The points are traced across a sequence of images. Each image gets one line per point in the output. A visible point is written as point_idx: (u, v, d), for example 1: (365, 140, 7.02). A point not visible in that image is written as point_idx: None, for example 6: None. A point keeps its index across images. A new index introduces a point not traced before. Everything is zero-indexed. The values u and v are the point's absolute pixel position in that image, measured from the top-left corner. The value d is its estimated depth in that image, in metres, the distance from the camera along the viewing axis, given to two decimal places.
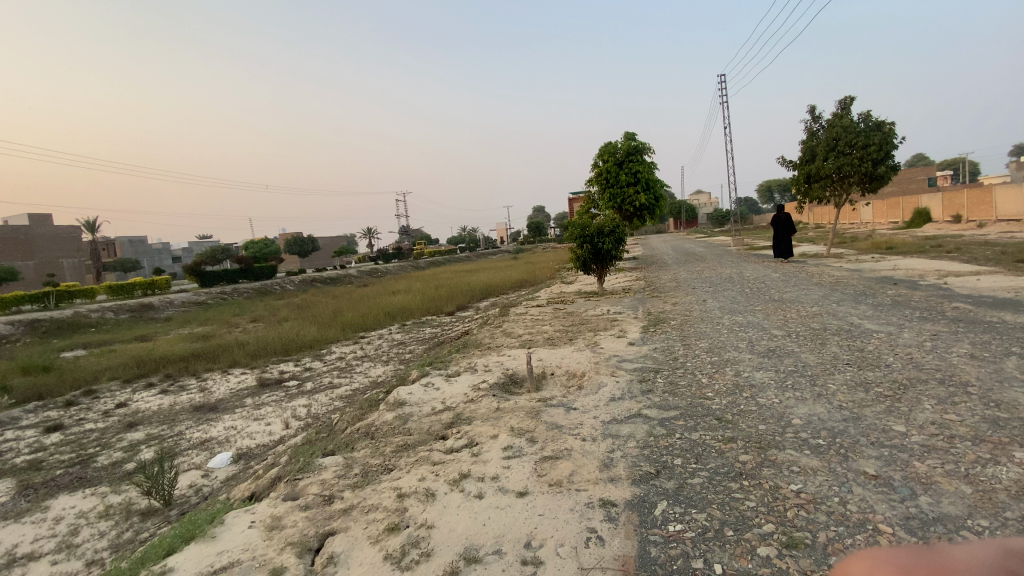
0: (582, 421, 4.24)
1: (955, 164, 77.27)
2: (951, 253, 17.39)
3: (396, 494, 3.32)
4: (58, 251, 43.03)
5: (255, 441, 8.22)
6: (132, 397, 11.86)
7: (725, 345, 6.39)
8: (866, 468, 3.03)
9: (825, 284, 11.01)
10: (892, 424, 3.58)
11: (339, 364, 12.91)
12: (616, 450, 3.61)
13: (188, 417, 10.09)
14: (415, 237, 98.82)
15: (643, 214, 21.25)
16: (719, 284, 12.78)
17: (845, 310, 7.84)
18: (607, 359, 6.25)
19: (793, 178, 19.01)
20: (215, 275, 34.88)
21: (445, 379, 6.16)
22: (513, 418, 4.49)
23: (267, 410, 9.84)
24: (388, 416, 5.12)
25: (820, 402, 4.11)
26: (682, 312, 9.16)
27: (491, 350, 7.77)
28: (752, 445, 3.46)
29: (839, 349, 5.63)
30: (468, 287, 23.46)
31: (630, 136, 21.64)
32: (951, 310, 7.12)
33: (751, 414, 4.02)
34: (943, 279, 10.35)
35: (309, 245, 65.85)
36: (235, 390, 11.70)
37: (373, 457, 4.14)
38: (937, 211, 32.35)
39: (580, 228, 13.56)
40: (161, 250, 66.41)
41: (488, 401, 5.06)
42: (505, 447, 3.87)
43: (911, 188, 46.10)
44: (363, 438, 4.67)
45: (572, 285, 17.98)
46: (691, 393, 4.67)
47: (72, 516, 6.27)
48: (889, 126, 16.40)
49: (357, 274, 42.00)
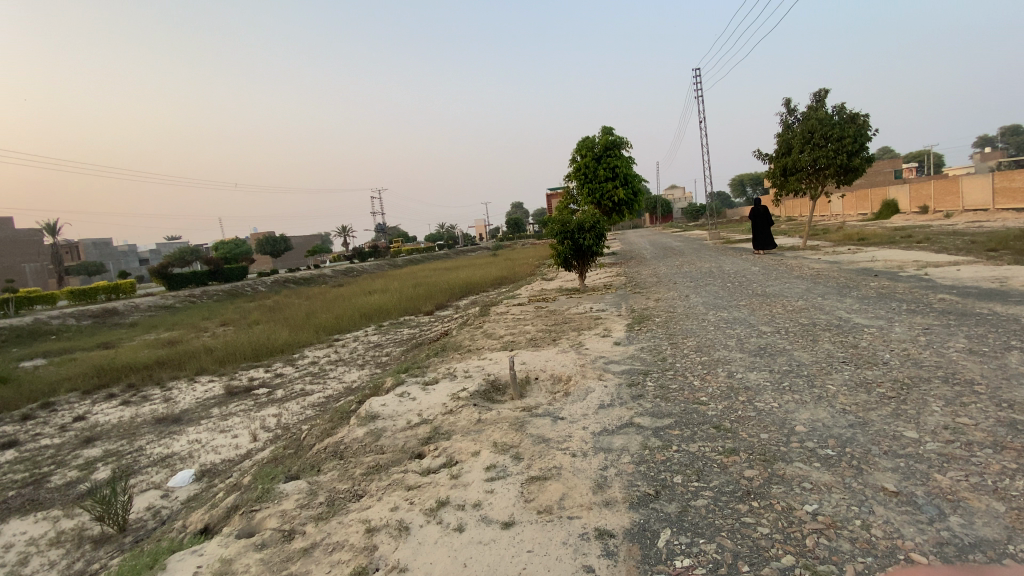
0: (571, 433, 3.91)
1: (920, 157, 79.52)
2: (922, 244, 17.62)
3: (365, 528, 2.94)
4: (18, 257, 41.07)
5: (221, 456, 7.70)
6: (91, 410, 11.12)
7: (714, 343, 6.14)
8: (884, 483, 2.77)
9: (807, 277, 10.92)
10: (905, 431, 3.34)
11: (312, 370, 12.36)
12: (609, 467, 3.28)
13: (150, 430, 9.47)
14: (392, 235, 97.44)
15: (622, 209, 21.10)
16: (701, 279, 12.63)
17: (832, 304, 7.69)
18: (594, 361, 5.94)
19: (770, 171, 19.03)
20: (183, 277, 33.61)
21: (421, 387, 5.77)
22: (495, 432, 4.13)
23: (235, 421, 9.28)
24: (359, 432, 4.70)
25: (823, 406, 3.85)
26: (666, 309, 8.91)
27: (471, 354, 7.38)
28: (756, 458, 3.17)
29: (832, 345, 5.42)
30: (446, 285, 23.00)
31: (608, 130, 21.45)
32: (937, 303, 7.00)
33: (750, 420, 3.75)
34: (922, 270, 10.36)
35: (282, 246, 64.06)
36: (202, 400, 11.06)
37: (340, 482, 3.74)
38: (905, 202, 33.13)
39: (560, 224, 13.26)
40: (127, 253, 63.87)
41: (468, 411, 4.69)
42: (487, 466, 3.51)
43: (879, 181, 47.13)
44: (331, 458, 4.25)
45: (553, 283, 17.71)
46: (684, 398, 4.38)
47: (19, 544, 5.67)
48: (863, 118, 16.50)
49: (332, 274, 41.07)
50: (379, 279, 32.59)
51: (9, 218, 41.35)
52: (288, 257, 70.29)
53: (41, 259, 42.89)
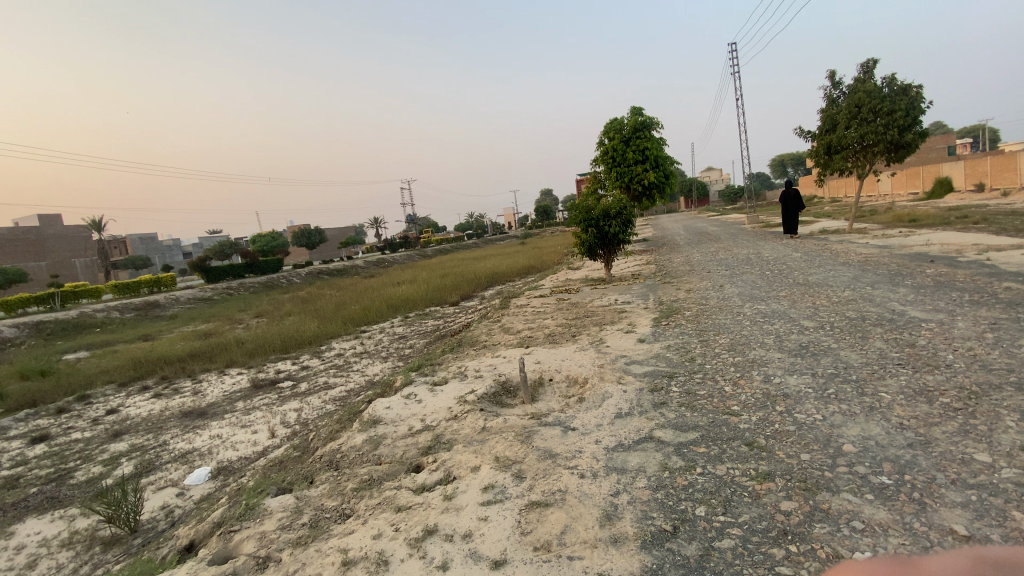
0: (582, 447, 3.50)
1: (975, 131, 74.40)
2: (980, 224, 16.22)
3: (341, 560, 2.62)
4: (70, 252, 43.14)
5: (237, 453, 7.66)
6: (125, 402, 11.38)
7: (748, 341, 5.57)
8: (953, 523, 2.25)
9: (853, 264, 10.08)
10: (978, 453, 2.78)
11: (336, 362, 12.29)
12: (622, 492, 2.87)
13: (175, 424, 9.55)
14: (423, 225, 98.07)
15: (652, 193, 20.24)
16: (736, 267, 11.90)
17: (881, 294, 6.95)
18: (614, 361, 5.47)
19: (812, 149, 17.83)
20: (221, 270, 34.47)
21: (429, 389, 5.42)
22: (499, 443, 3.75)
23: (256, 416, 9.25)
24: (358, 439, 4.40)
25: (875, 420, 3.31)
26: (698, 301, 8.30)
27: (487, 350, 7.02)
28: (794, 486, 2.69)
29: (884, 344, 4.80)
30: (472, 275, 22.71)
31: (637, 111, 20.59)
32: (1004, 292, 6.21)
33: (788, 435, 3.26)
34: (983, 254, 9.37)
35: (316, 237, 65.15)
36: (227, 393, 11.15)
37: (329, 498, 3.44)
38: (959, 179, 30.78)
39: (585, 211, 12.71)
40: (173, 248, 66.47)
41: (473, 418, 4.32)
42: (485, 486, 3.15)
43: (931, 158, 43.95)
44: (325, 469, 3.97)
45: (579, 272, 17.16)
46: (713, 407, 3.89)
47: (33, 544, 5.71)
48: (916, 89, 15.15)
49: (363, 265, 41.50)
50: (408, 270, 32.68)
51: (60, 216, 43.47)
52: (324, 249, 71.76)
53: (90, 254, 44.85)
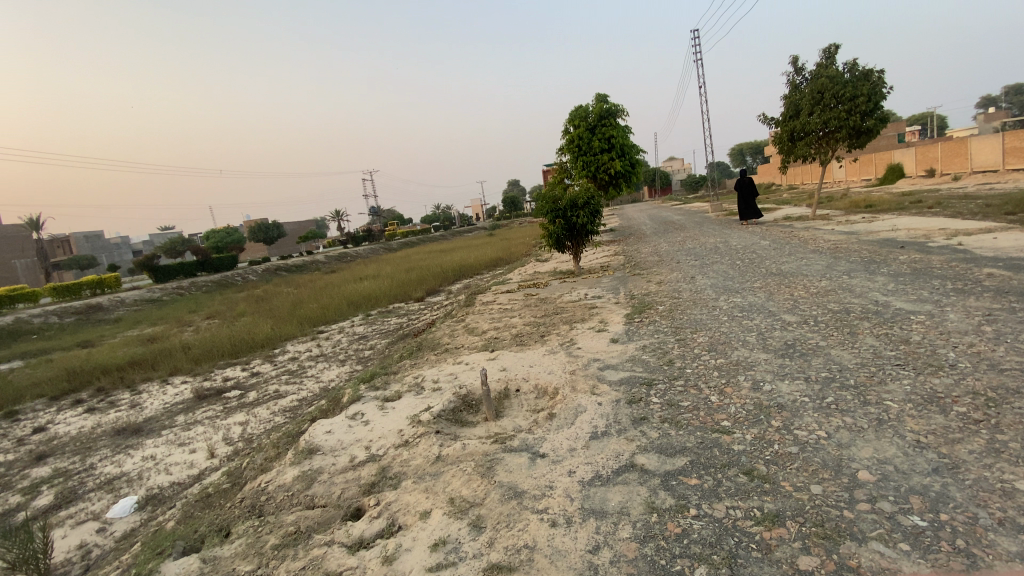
0: (553, 481, 2.95)
1: (924, 119, 77.30)
2: (934, 209, 16.55)
3: None
4: (7, 252, 40.01)
5: (172, 476, 6.80)
6: (53, 419, 10.23)
7: (729, 339, 5.12)
8: None
9: (825, 251, 9.86)
10: (1019, 481, 2.36)
11: (290, 367, 11.41)
12: (605, 546, 2.32)
13: (106, 444, 8.54)
14: (387, 218, 95.84)
15: (619, 182, 19.92)
16: (705, 257, 11.57)
17: (861, 283, 6.67)
18: (587, 365, 4.95)
19: (776, 135, 17.74)
20: (171, 268, 32.41)
21: (378, 407, 4.77)
22: (455, 479, 3.14)
23: (197, 432, 8.35)
24: (290, 476, 3.72)
25: (888, 436, 2.87)
26: (670, 294, 7.86)
27: (448, 356, 6.37)
28: (811, 533, 2.21)
29: (876, 341, 4.42)
30: (437, 269, 21.90)
31: (602, 98, 20.11)
32: (987, 279, 5.99)
33: (792, 460, 2.77)
34: (952, 239, 9.29)
35: (275, 232, 62.65)
36: (169, 405, 10.14)
37: (243, 562, 2.77)
38: (910, 166, 31.78)
39: (551, 201, 12.16)
40: (121, 246, 62.66)
41: (427, 444, 3.71)
42: (435, 543, 2.55)
43: (882, 146, 45.21)
44: (247, 518, 3.29)
45: (548, 264, 16.67)
46: (700, 423, 3.39)
47: None
48: (878, 74, 15.18)
49: (325, 260, 39.98)
50: (372, 264, 31.50)
51: None
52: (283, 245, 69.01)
53: (28, 255, 41.60)
